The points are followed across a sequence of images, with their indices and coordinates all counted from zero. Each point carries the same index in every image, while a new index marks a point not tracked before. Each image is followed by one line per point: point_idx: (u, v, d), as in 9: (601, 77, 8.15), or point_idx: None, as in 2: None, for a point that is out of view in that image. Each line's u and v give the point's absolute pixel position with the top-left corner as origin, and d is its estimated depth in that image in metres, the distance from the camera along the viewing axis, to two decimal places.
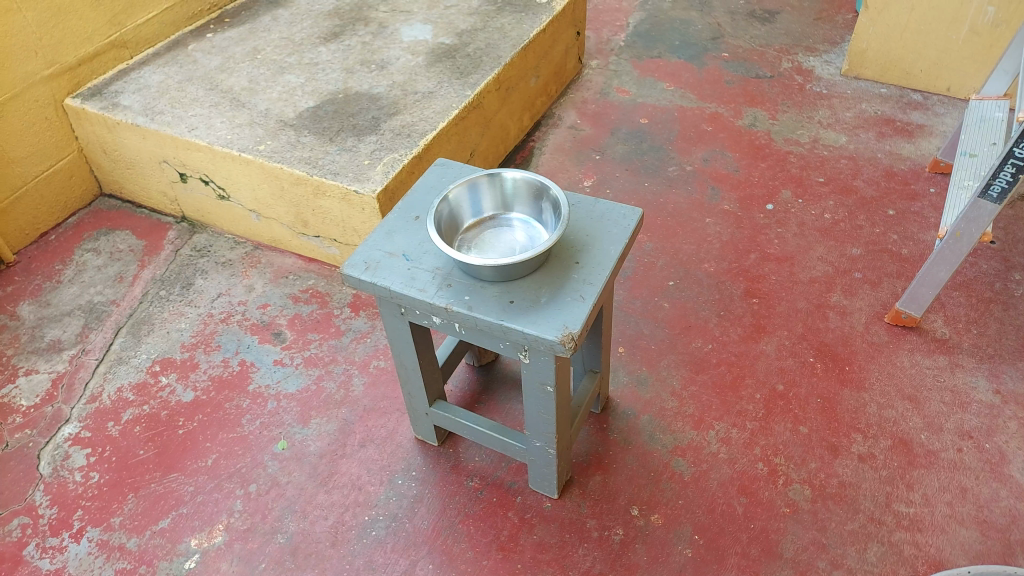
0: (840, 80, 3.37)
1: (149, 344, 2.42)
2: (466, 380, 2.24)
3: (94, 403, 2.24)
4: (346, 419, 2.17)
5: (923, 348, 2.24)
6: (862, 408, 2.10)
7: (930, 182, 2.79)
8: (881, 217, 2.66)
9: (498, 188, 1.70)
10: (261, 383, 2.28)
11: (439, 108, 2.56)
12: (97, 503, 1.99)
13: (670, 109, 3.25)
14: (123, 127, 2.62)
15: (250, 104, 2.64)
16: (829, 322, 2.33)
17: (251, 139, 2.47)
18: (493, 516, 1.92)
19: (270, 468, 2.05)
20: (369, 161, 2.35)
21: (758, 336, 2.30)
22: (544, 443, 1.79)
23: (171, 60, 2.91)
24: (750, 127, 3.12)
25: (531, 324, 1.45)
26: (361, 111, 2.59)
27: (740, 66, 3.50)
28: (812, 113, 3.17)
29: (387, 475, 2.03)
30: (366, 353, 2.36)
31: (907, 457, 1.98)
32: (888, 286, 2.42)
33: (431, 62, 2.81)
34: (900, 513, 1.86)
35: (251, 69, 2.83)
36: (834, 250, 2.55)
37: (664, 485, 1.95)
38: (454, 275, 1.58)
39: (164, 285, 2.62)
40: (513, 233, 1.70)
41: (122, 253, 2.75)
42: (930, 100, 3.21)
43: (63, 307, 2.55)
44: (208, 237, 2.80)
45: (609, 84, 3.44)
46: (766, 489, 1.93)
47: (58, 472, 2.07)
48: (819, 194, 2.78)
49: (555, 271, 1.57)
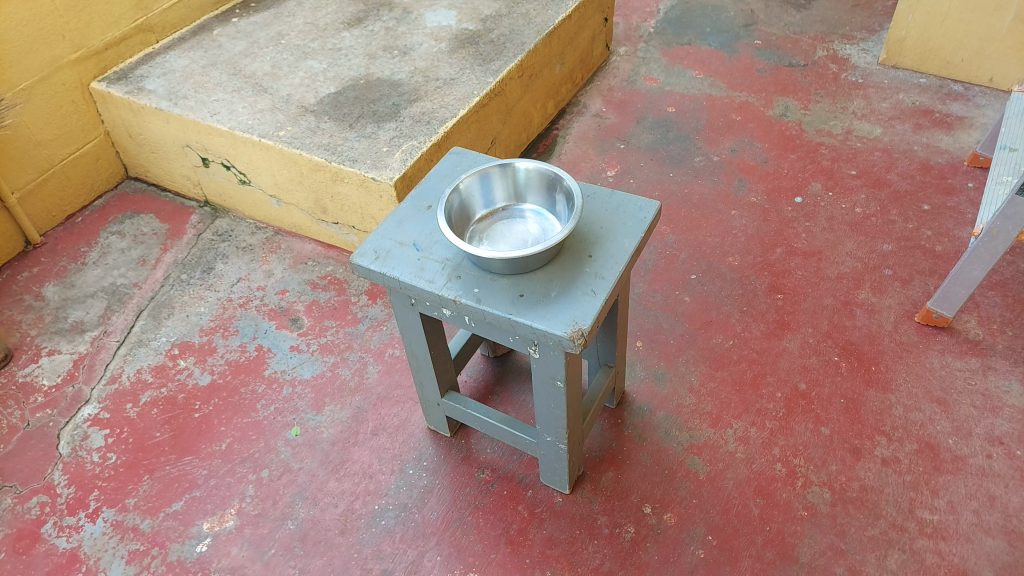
0: (877, 70, 3.25)
1: (168, 327, 2.44)
2: (480, 371, 2.22)
3: (113, 384, 2.27)
4: (359, 407, 2.16)
5: (954, 349, 2.15)
6: (887, 409, 2.03)
7: (968, 176, 2.68)
8: (915, 212, 2.56)
9: (510, 178, 1.66)
10: (277, 369, 2.28)
11: (460, 95, 2.52)
12: (113, 484, 2.01)
13: (698, 98, 3.17)
14: (148, 111, 2.64)
15: (272, 89, 2.63)
16: (856, 319, 2.25)
17: (271, 124, 2.47)
18: (502, 509, 1.90)
19: (282, 454, 2.06)
20: (387, 148, 2.33)
21: (781, 333, 2.24)
22: (554, 437, 1.76)
23: (196, 45, 2.91)
24: (781, 117, 3.03)
25: (539, 319, 1.43)
26: (382, 97, 2.57)
27: (773, 54, 3.40)
28: (846, 104, 3.07)
29: (398, 464, 2.02)
30: (381, 341, 2.35)
31: (933, 462, 1.91)
32: (920, 284, 2.33)
33: (454, 49, 2.77)
34: (924, 520, 1.80)
35: (274, 54, 2.83)
36: (864, 246, 2.47)
37: (678, 483, 1.91)
38: (464, 267, 1.56)
39: (186, 269, 2.64)
40: (525, 225, 1.66)
41: (146, 237, 2.77)
42: (971, 90, 3.08)
43: (87, 289, 2.58)
44: (230, 222, 2.81)
45: (636, 71, 3.37)
46: (784, 491, 1.88)
47: (77, 452, 2.09)
48: (851, 187, 2.68)
49: (567, 264, 1.53)
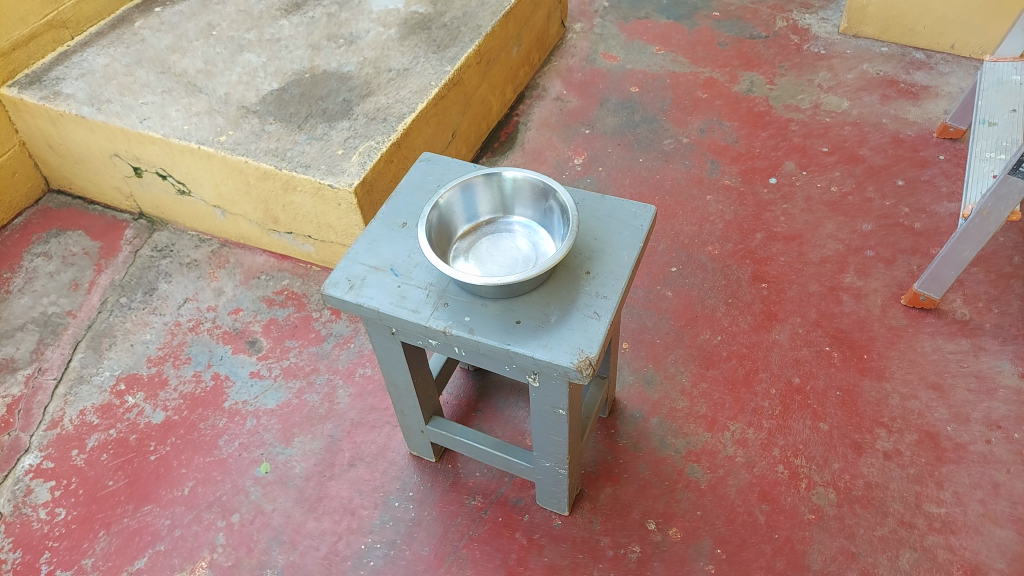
0: (839, 39, 3.18)
1: (112, 359, 2.22)
2: (460, 387, 2.08)
3: (54, 430, 2.05)
4: (332, 436, 2.00)
5: (944, 331, 2.11)
6: (884, 399, 1.97)
7: (939, 148, 2.64)
8: (891, 188, 2.51)
9: (495, 188, 1.51)
10: (237, 400, 2.10)
11: (416, 88, 2.34)
12: (65, 544, 1.82)
13: (661, 76, 3.05)
14: (68, 119, 2.36)
15: (207, 89, 2.39)
16: (843, 306, 2.19)
17: (210, 129, 2.23)
18: (497, 538, 1.78)
19: (253, 495, 1.89)
20: (342, 151, 2.14)
21: (770, 325, 2.15)
22: (552, 463, 1.64)
23: (116, 40, 2.63)
24: (747, 93, 2.93)
25: (541, 348, 1.30)
26: (331, 93, 2.36)
27: (733, 25, 3.30)
28: (812, 76, 2.99)
29: (381, 497, 1.87)
30: (349, 360, 2.18)
31: (935, 452, 1.86)
32: (903, 263, 2.28)
33: (405, 35, 2.58)
34: (932, 515, 1.75)
35: (206, 49, 2.57)
36: (844, 226, 2.40)
37: (679, 495, 1.81)
38: (450, 292, 1.41)
39: (125, 292, 2.41)
40: (514, 241, 1.53)
41: (77, 257, 2.52)
42: (933, 58, 3.04)
43: (14, 321, 2.33)
44: (170, 236, 2.58)
45: (595, 49, 3.22)
46: (789, 494, 1.80)
47: (20, 511, 1.88)
48: (825, 164, 2.61)
49: (564, 283, 1.41)
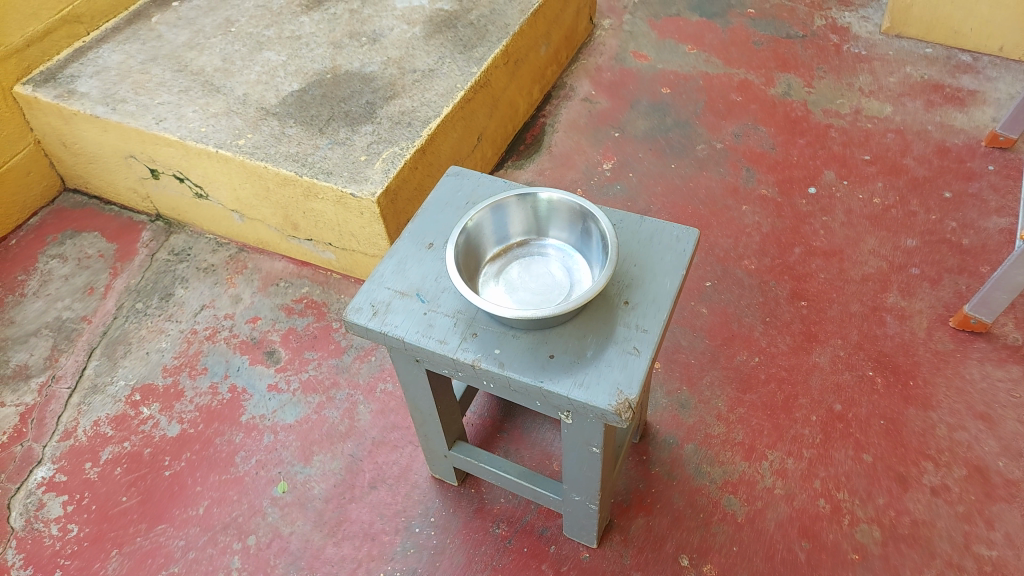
0: (880, 40, 3.06)
1: (126, 368, 2.16)
2: (485, 406, 2.00)
3: (67, 441, 1.99)
4: (352, 455, 1.93)
5: (994, 357, 2.01)
6: (931, 430, 1.87)
7: (987, 159, 2.52)
8: (936, 201, 2.40)
9: (529, 208, 1.42)
10: (255, 414, 2.03)
11: (442, 90, 2.25)
12: (76, 563, 1.76)
13: (694, 77, 2.93)
14: (82, 119, 2.29)
15: (225, 89, 2.31)
16: (886, 328, 2.09)
17: (228, 131, 2.15)
18: (524, 570, 1.70)
19: (270, 517, 1.82)
20: (365, 157, 2.05)
21: (810, 347, 2.06)
22: (584, 497, 1.56)
23: (133, 36, 2.55)
24: (784, 96, 2.82)
25: (577, 387, 1.21)
26: (354, 94, 2.27)
27: (769, 24, 3.17)
28: (851, 79, 2.87)
29: (403, 522, 1.80)
30: (370, 374, 2.11)
31: (984, 488, 1.77)
32: (949, 283, 2.18)
33: (430, 34, 2.48)
34: (982, 557, 1.66)
35: (225, 46, 2.49)
36: (887, 242, 2.30)
37: (715, 528, 1.73)
38: (479, 322, 1.33)
39: (141, 297, 2.34)
40: (548, 265, 1.44)
41: (91, 260, 2.46)
42: (980, 61, 2.91)
43: (27, 326, 2.27)
44: (186, 239, 2.52)
45: (625, 47, 3.11)
46: (830, 530, 1.71)
47: (32, 526, 1.83)
48: (866, 175, 2.50)
49: (601, 314, 1.32)
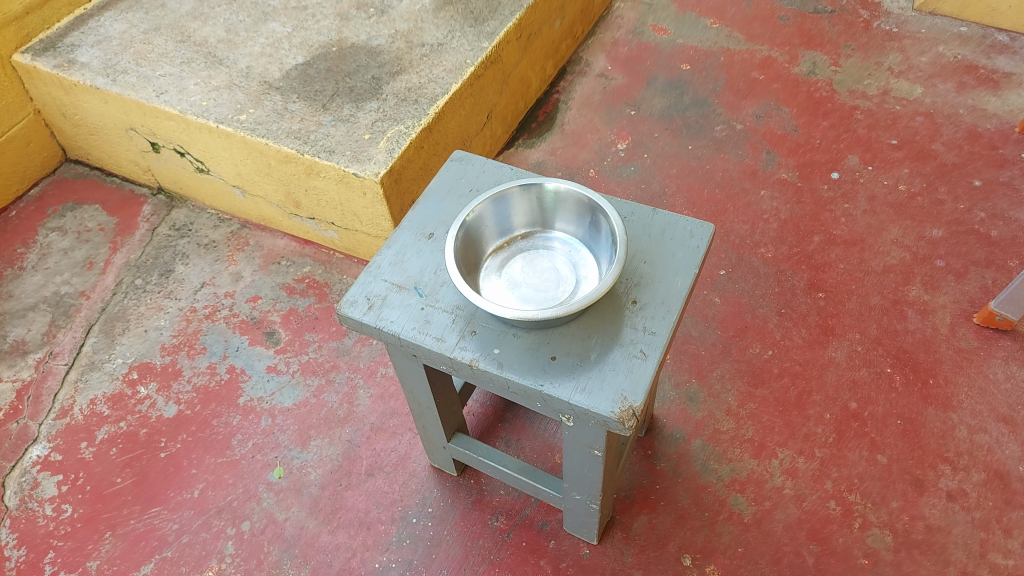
0: (912, 17, 2.92)
1: (124, 346, 2.12)
2: (487, 394, 1.95)
3: (64, 419, 1.97)
4: (350, 441, 1.89)
5: (1019, 356, 1.92)
6: (950, 431, 1.80)
7: (1020, 145, 2.40)
8: (964, 190, 2.29)
9: (534, 200, 1.35)
10: (252, 396, 1.99)
11: (451, 66, 2.16)
12: (70, 544, 1.74)
13: (715, 53, 2.82)
14: (81, 89, 2.23)
15: (228, 61, 2.24)
16: (907, 322, 2.00)
17: (229, 105, 2.08)
18: (522, 565, 1.66)
19: (265, 502, 1.79)
20: (369, 135, 1.98)
21: (826, 341, 1.98)
22: (585, 496, 1.51)
23: (135, 4, 2.48)
24: (808, 75, 2.70)
25: (578, 392, 1.15)
26: (360, 69, 2.19)
27: None
28: (880, 58, 2.74)
29: (400, 512, 1.76)
30: (371, 358, 2.06)
31: (1004, 495, 1.69)
32: (976, 277, 2.08)
33: (440, 5, 2.39)
34: (998, 566, 1.59)
35: (229, 15, 2.41)
36: (911, 231, 2.20)
37: (720, 528, 1.68)
38: (478, 319, 1.26)
39: (141, 272, 2.30)
40: (552, 260, 1.37)
41: (92, 233, 2.41)
42: (1017, 41, 2.77)
43: (26, 300, 2.24)
44: (188, 214, 2.46)
45: (643, 21, 2.99)
46: (840, 534, 1.65)
47: (26, 505, 1.81)
48: (892, 161, 2.39)
49: (607, 314, 1.25)
